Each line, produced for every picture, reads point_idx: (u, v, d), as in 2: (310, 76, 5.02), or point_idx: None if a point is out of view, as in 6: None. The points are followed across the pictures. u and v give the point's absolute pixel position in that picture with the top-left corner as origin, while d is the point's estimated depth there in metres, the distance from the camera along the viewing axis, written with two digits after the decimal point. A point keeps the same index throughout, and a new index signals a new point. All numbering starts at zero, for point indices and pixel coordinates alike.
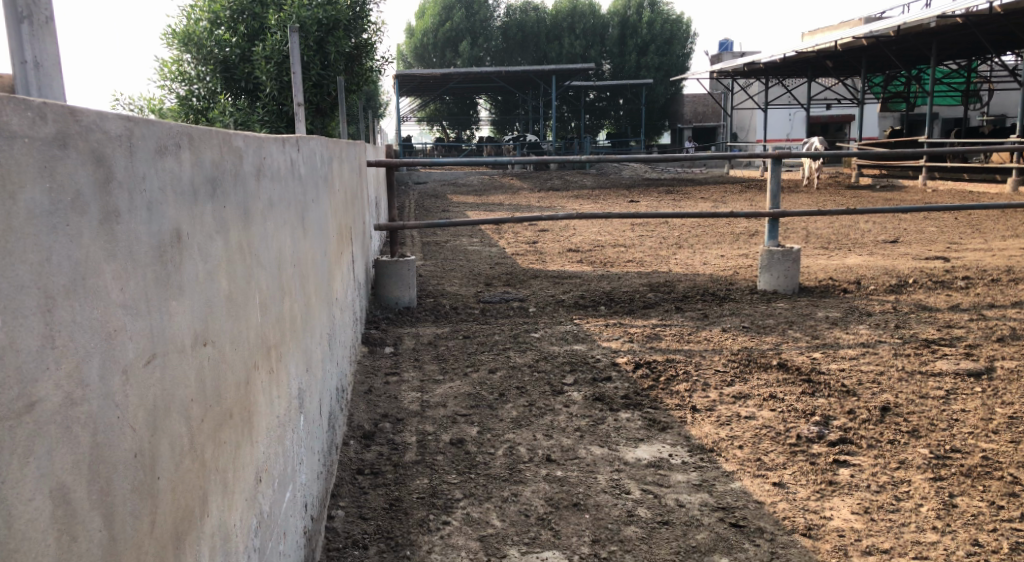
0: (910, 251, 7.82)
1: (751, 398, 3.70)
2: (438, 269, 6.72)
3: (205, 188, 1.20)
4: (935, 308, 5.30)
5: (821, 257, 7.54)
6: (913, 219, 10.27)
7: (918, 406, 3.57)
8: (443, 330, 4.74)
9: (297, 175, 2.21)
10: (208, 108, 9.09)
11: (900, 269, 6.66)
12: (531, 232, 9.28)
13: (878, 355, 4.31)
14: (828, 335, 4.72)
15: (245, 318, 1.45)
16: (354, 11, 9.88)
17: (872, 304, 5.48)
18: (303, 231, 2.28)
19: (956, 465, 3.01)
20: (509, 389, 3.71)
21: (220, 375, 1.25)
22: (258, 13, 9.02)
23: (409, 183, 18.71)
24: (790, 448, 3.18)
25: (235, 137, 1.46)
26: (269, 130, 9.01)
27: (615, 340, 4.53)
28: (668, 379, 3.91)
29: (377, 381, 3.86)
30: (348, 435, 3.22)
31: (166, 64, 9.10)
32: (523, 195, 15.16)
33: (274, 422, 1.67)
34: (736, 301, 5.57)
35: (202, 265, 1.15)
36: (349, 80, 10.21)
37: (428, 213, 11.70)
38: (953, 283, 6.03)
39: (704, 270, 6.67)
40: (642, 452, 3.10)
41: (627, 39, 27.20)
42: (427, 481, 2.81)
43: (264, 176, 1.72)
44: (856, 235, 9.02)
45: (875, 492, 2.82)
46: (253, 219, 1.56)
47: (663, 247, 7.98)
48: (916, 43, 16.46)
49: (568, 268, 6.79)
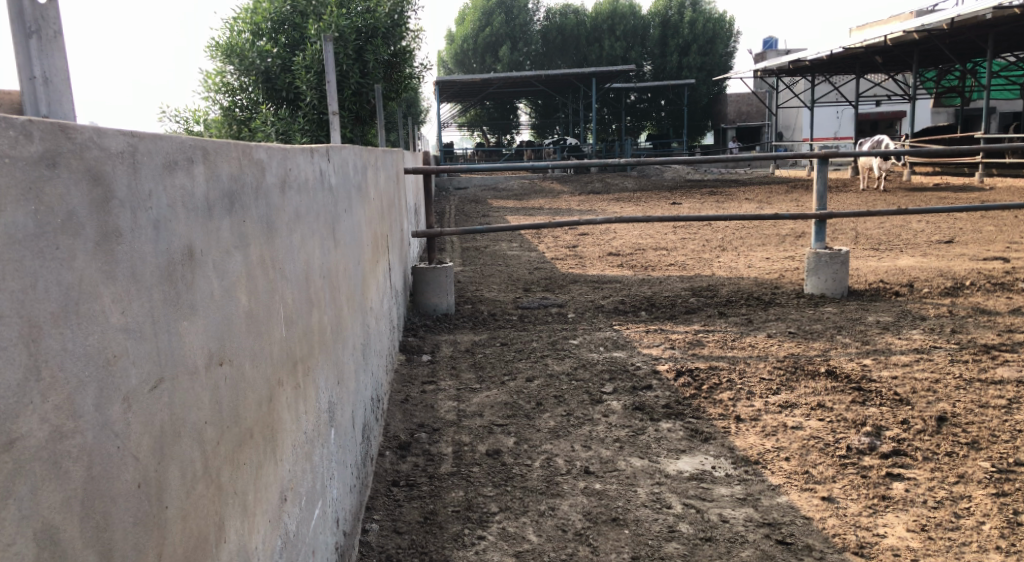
0: (965, 252, 7.57)
1: (798, 407, 3.59)
2: (477, 275, 6.69)
3: (222, 203, 1.17)
4: (993, 312, 5.11)
5: (871, 259, 7.35)
6: (968, 218, 9.97)
7: (977, 417, 3.43)
8: (481, 337, 4.70)
9: (327, 186, 2.19)
10: (251, 118, 9.25)
11: (955, 271, 6.44)
12: (572, 236, 9.21)
13: (932, 362, 4.16)
14: (879, 340, 4.57)
15: (269, 333, 1.41)
16: (394, 18, 9.91)
17: (926, 307, 5.30)
18: (334, 242, 2.25)
19: (1019, 480, 2.87)
20: (548, 398, 3.65)
21: (241, 393, 1.21)
22: (298, 24, 9.09)
23: (451, 188, 18.75)
24: (840, 461, 3.06)
25: (258, 150, 1.43)
26: (310, 139, 9.08)
27: (657, 347, 4.44)
28: (711, 387, 3.81)
29: (414, 390, 3.82)
30: (383, 445, 3.19)
31: (210, 75, 9.24)
32: (564, 199, 15.11)
33: (302, 438, 1.63)
34: (782, 305, 5.43)
35: (219, 282, 1.12)
36: (388, 87, 10.26)
37: (469, 219, 11.69)
38: (1013, 285, 5.80)
39: (748, 274, 6.54)
40: (685, 464, 3.02)
41: (668, 40, 26.96)
42: (463, 494, 2.76)
43: (291, 188, 1.69)
44: (908, 235, 8.77)
45: (932, 508, 2.70)
46: (278, 231, 1.53)
47: (706, 250, 7.84)
48: (968, 37, 16.00)
49: (609, 272, 6.72)
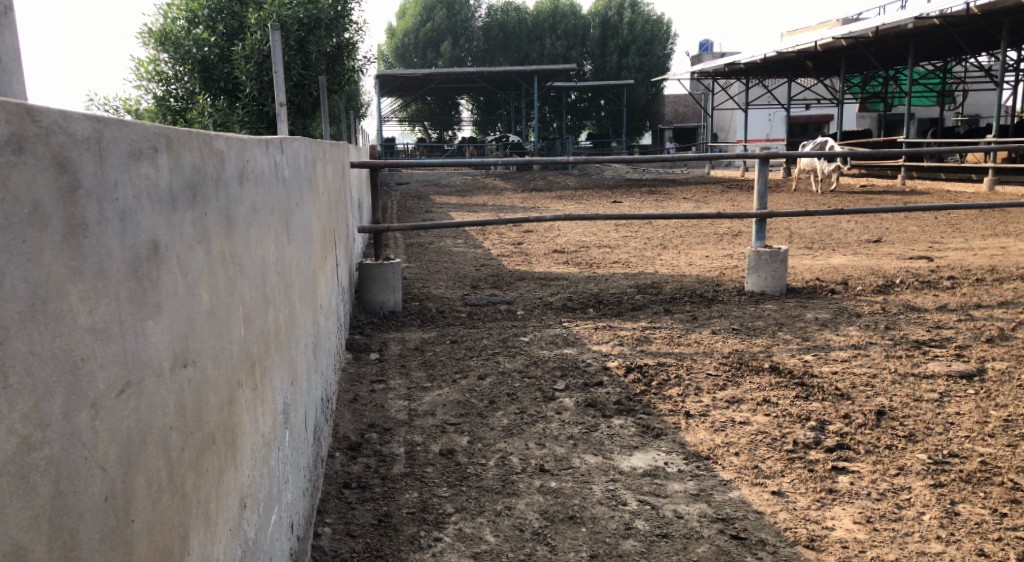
0: (893, 251, 7.82)
1: (745, 403, 3.63)
2: (422, 272, 6.62)
3: (184, 195, 1.10)
4: (923, 309, 5.27)
5: (806, 257, 7.52)
6: (894, 218, 10.30)
7: (913, 410, 3.52)
8: (430, 335, 4.64)
9: (280, 178, 2.11)
10: (186, 109, 8.96)
11: (886, 269, 6.64)
12: (516, 233, 9.20)
13: (869, 357, 4.26)
14: (818, 336, 4.67)
15: (229, 333, 1.35)
16: (336, 10, 9.77)
17: (861, 304, 5.44)
18: (287, 238, 2.18)
19: (955, 470, 2.95)
20: (500, 396, 3.62)
21: (203, 396, 1.15)
22: (236, 12, 8.86)
23: (391, 183, 18.55)
24: (787, 455, 3.11)
25: (217, 140, 1.36)
26: (249, 131, 8.86)
27: (606, 343, 4.45)
28: (660, 383, 3.83)
29: (363, 389, 3.75)
30: (333, 447, 3.12)
31: (142, 63, 8.93)
32: (506, 196, 15.09)
33: (259, 441, 1.57)
34: (724, 302, 5.50)
35: (182, 278, 1.06)
36: (330, 79, 10.10)
37: (410, 215, 11.58)
38: (939, 282, 6.00)
39: (690, 271, 6.61)
40: (637, 460, 3.02)
41: (608, 40, 27.18)
42: (417, 495, 2.71)
43: (248, 180, 1.62)
44: (839, 235, 9.01)
45: (876, 500, 2.76)
46: (237, 225, 1.46)
47: (649, 248, 7.92)
48: (895, 44, 16.54)
49: (555, 269, 6.72)
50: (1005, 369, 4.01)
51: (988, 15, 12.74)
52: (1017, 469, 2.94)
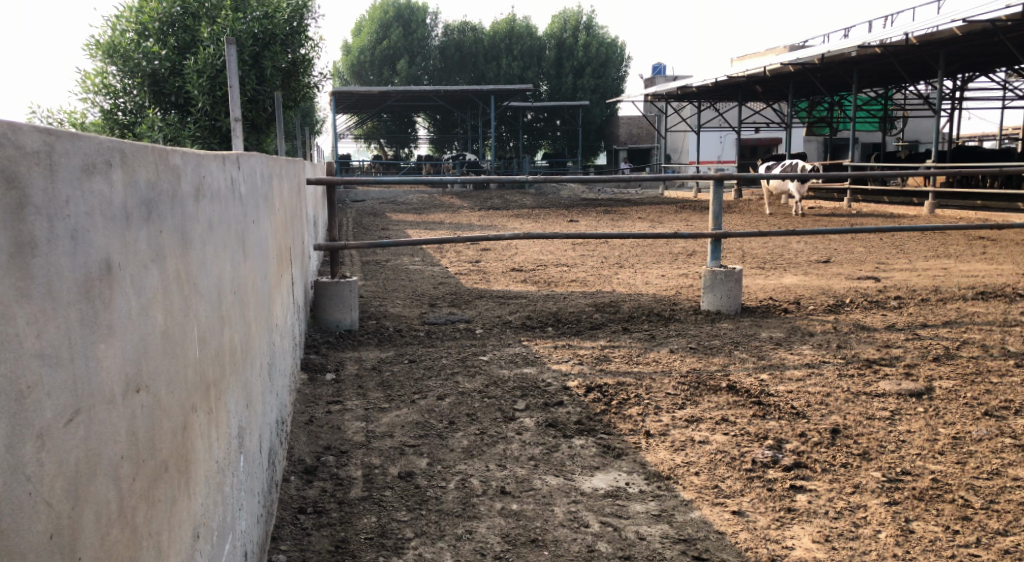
0: (842, 271, 7.98)
1: (703, 421, 3.64)
2: (379, 290, 6.54)
3: (139, 212, 1.05)
4: (872, 328, 5.36)
5: (758, 277, 7.62)
6: (842, 239, 10.52)
7: (867, 428, 3.56)
8: (387, 354, 4.58)
9: (236, 195, 2.05)
10: (135, 122, 8.76)
11: (836, 288, 6.76)
12: (473, 251, 9.18)
13: (823, 376, 4.31)
14: (773, 355, 4.71)
15: (183, 356, 1.28)
16: (291, 26, 9.71)
17: (813, 324, 5.51)
18: (243, 256, 2.12)
19: (909, 488, 2.98)
20: (460, 417, 3.57)
21: (156, 422, 1.09)
22: (188, 26, 8.73)
23: (346, 201, 18.40)
24: (746, 474, 3.11)
25: (173, 155, 1.30)
26: (201, 146, 8.72)
27: (566, 363, 4.43)
28: (620, 403, 3.82)
29: (319, 411, 3.67)
30: (288, 471, 3.03)
31: (90, 76, 8.73)
32: (463, 214, 15.07)
33: (213, 468, 1.50)
34: (681, 321, 5.53)
35: (136, 299, 1.00)
36: (285, 95, 10.02)
37: (366, 232, 11.48)
38: (887, 302, 6.12)
39: (647, 290, 6.65)
40: (598, 481, 3.00)
41: (563, 61, 27.44)
42: (375, 519, 2.65)
43: (204, 198, 1.56)
44: (789, 255, 9.16)
45: (834, 519, 2.77)
46: (192, 244, 1.40)
47: (605, 267, 7.95)
48: (841, 71, 16.97)
49: (512, 288, 6.70)
50: (953, 388, 4.08)
51: (929, 44, 13.15)
52: (968, 486, 2.98)
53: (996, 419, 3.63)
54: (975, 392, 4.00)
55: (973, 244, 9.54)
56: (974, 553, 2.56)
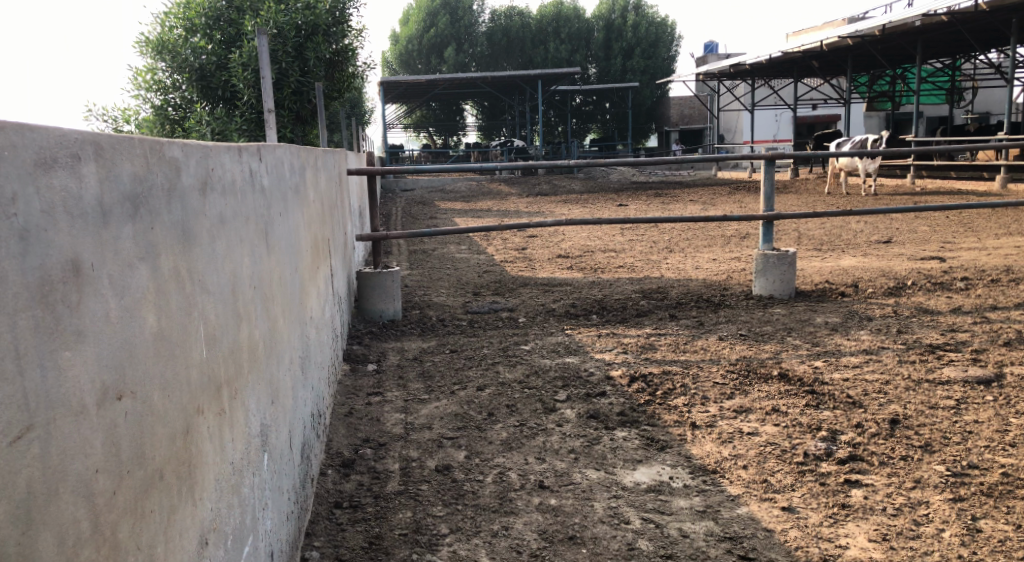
0: (904, 251, 7.67)
1: (753, 412, 3.50)
2: (424, 279, 6.51)
3: (122, 207, 1.02)
4: (936, 311, 5.13)
5: (815, 260, 7.38)
6: (904, 218, 10.14)
7: (928, 418, 3.38)
8: (429, 344, 4.53)
9: (259, 187, 2.02)
10: (184, 117, 8.90)
11: (897, 270, 6.49)
12: (520, 238, 9.09)
13: (881, 363, 4.13)
14: (829, 341, 4.53)
15: (187, 356, 1.25)
16: (334, 16, 9.73)
17: (872, 308, 5.29)
18: (268, 250, 2.08)
19: (975, 483, 2.82)
20: (500, 409, 3.50)
21: (151, 428, 1.06)
22: (234, 20, 8.82)
23: (396, 191, 18.49)
24: (798, 468, 2.98)
25: (171, 146, 1.27)
26: (248, 140, 8.81)
27: (609, 352, 4.33)
28: (665, 393, 3.71)
29: (358, 402, 3.64)
30: (325, 464, 3.01)
31: (140, 73, 8.89)
32: (512, 200, 15.02)
33: (228, 470, 1.46)
34: (731, 307, 5.37)
35: (117, 298, 0.97)
36: (330, 86, 10.06)
37: (415, 221, 11.47)
38: (953, 284, 5.85)
39: (697, 275, 6.49)
40: (641, 476, 2.90)
41: (612, 43, 27.10)
42: (410, 515, 2.60)
43: (215, 190, 1.52)
44: (848, 236, 8.85)
45: (892, 516, 2.63)
46: (199, 238, 1.36)
47: (654, 251, 7.78)
48: (901, 43, 16.39)
49: (559, 275, 6.61)
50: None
51: (997, 10, 12.58)
52: None
53: None
54: None
55: None
56: None
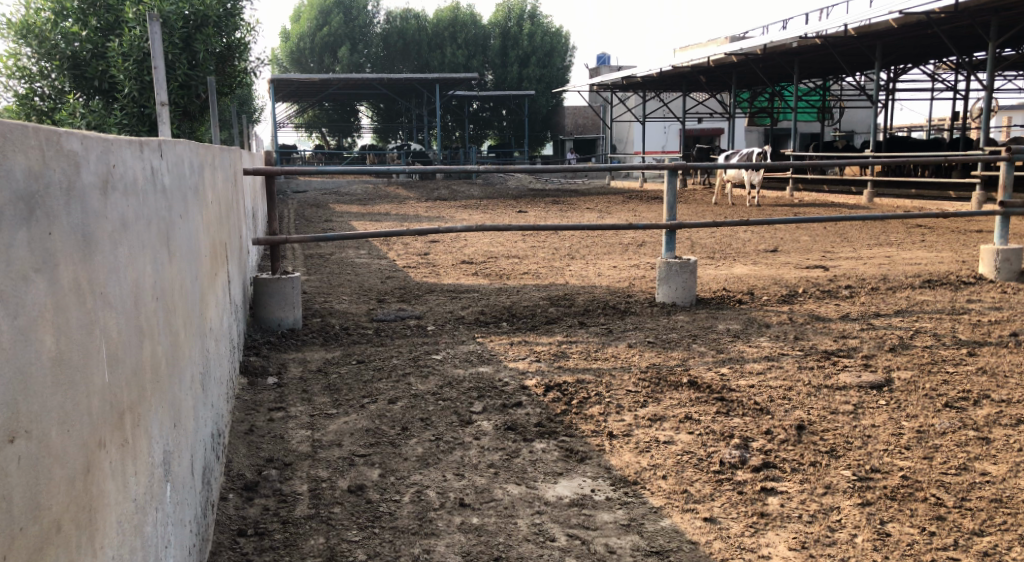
0: (791, 260, 7.94)
1: (667, 420, 3.48)
2: (324, 285, 6.27)
3: (15, 209, 0.85)
4: (827, 318, 5.29)
5: (710, 267, 7.54)
6: (788, 228, 10.53)
7: (832, 423, 3.45)
8: (333, 355, 4.33)
9: (159, 187, 1.81)
10: (55, 109, 8.34)
11: (788, 278, 6.70)
12: (421, 243, 8.95)
13: (783, 369, 4.20)
14: (732, 348, 4.59)
15: (87, 384, 1.07)
16: (225, 8, 9.40)
17: (769, 315, 5.42)
18: (167, 257, 1.87)
19: (880, 487, 2.87)
20: (413, 422, 3.35)
21: (49, 474, 0.90)
22: (112, 6, 8.39)
23: (288, 193, 17.96)
24: (714, 477, 2.95)
25: (68, 137, 1.09)
26: (129, 134, 8.36)
27: (522, 360, 4.25)
28: (580, 402, 3.65)
29: (260, 419, 3.42)
30: (226, 487, 2.79)
31: (3, 58, 8.28)
32: (409, 205, 14.84)
33: (129, 510, 1.27)
34: (637, 314, 5.39)
35: (8, 319, 0.82)
36: (220, 81, 9.70)
37: (309, 224, 11.15)
38: (839, 292, 6.07)
39: (600, 282, 6.51)
40: (563, 489, 2.81)
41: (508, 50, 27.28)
42: (323, 541, 2.43)
43: (115, 189, 1.34)
44: (737, 244, 9.11)
45: (808, 523, 2.63)
46: (99, 244, 1.18)
47: (556, 258, 7.79)
48: (780, 62, 17.12)
49: (462, 281, 6.49)
50: (911, 379, 4.01)
51: (866, 36, 13.32)
52: (939, 483, 2.88)
53: (956, 411, 3.56)
54: (934, 383, 3.93)
55: (912, 233, 9.64)
56: (953, 556, 2.44)
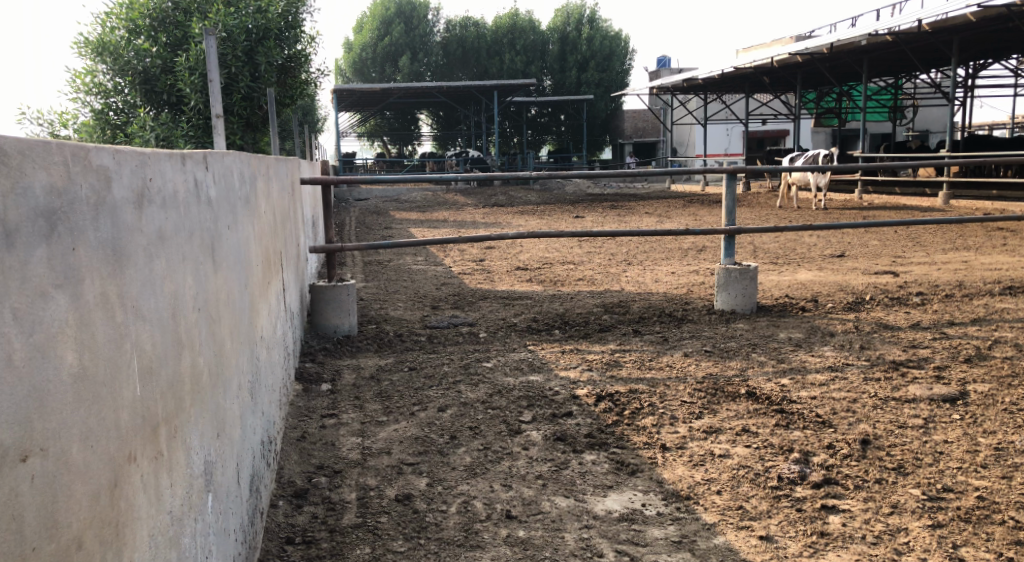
0: (859, 265, 7.70)
1: (723, 433, 3.39)
2: (380, 292, 6.31)
3: (32, 226, 0.88)
4: (897, 327, 5.09)
5: (773, 273, 7.36)
6: (856, 232, 10.22)
7: (899, 438, 3.30)
8: (386, 362, 4.34)
9: (205, 198, 1.83)
10: (127, 122, 8.59)
11: (854, 285, 6.49)
12: (478, 250, 8.95)
13: (848, 380, 4.06)
14: (794, 358, 4.45)
15: (117, 398, 1.08)
16: (287, 20, 9.56)
17: (834, 323, 5.24)
18: (213, 268, 1.89)
19: (952, 508, 2.73)
20: (462, 431, 3.33)
21: (64, 491, 0.91)
22: (180, 22, 8.62)
23: (350, 200, 18.20)
24: (772, 493, 2.85)
25: (100, 153, 1.10)
26: (195, 145, 8.55)
27: (574, 369, 4.19)
28: (633, 413, 3.58)
29: (312, 425, 3.44)
30: (276, 494, 2.81)
31: (79, 75, 8.57)
32: (467, 211, 14.90)
33: (165, 522, 1.28)
34: (695, 322, 5.28)
35: (20, 336, 0.84)
36: (281, 92, 9.88)
37: (368, 231, 11.24)
38: (910, 299, 5.85)
39: (657, 288, 6.41)
40: (613, 503, 2.75)
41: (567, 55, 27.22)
42: (368, 550, 2.42)
43: (154, 202, 1.35)
44: (802, 250, 8.87)
45: (873, 545, 2.51)
46: (134, 258, 1.19)
47: (613, 264, 7.70)
48: (848, 61, 16.68)
49: (517, 288, 6.46)
50: (988, 392, 3.82)
51: (940, 32, 12.88)
52: (1017, 505, 2.73)
53: None
54: (1013, 397, 3.74)
55: (990, 237, 9.25)
56: None
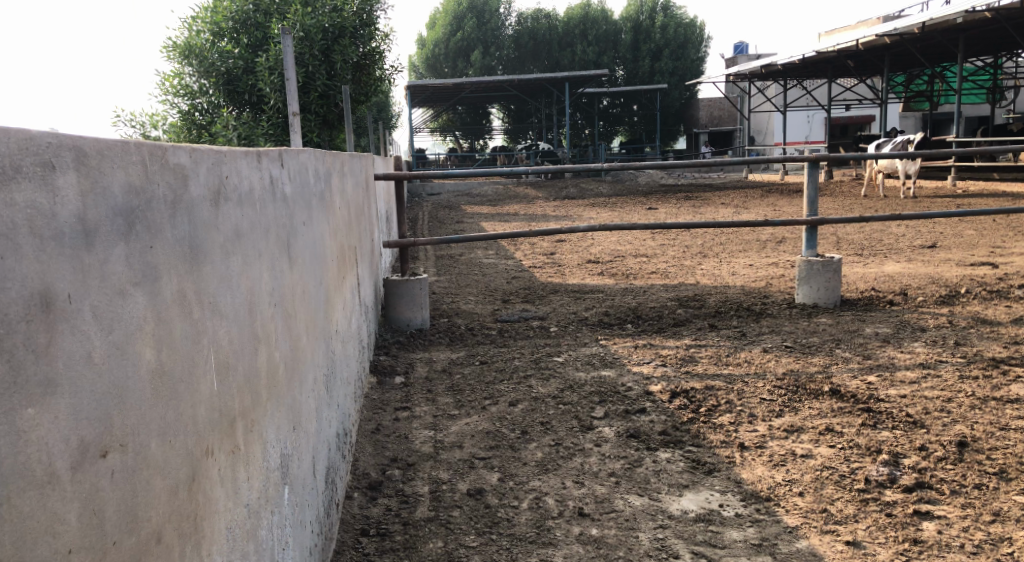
0: (952, 256, 7.37)
1: (805, 432, 3.29)
2: (452, 286, 6.35)
3: (112, 225, 0.90)
4: (996, 322, 4.85)
5: (859, 265, 7.12)
6: (949, 221, 9.79)
7: (1000, 441, 3.15)
8: (458, 355, 4.37)
9: (279, 194, 1.85)
10: (211, 122, 8.87)
11: (947, 277, 6.22)
12: (550, 243, 8.92)
13: (941, 378, 3.89)
14: (881, 354, 4.29)
15: (195, 393, 1.10)
16: (362, 18, 9.69)
17: (925, 318, 5.03)
18: (287, 264, 1.90)
19: None
20: (534, 426, 3.32)
21: (144, 488, 0.93)
22: (261, 23, 8.83)
23: (423, 195, 18.40)
24: (859, 496, 2.75)
25: (176, 152, 1.11)
26: (275, 143, 8.75)
27: (647, 364, 4.13)
28: (709, 410, 3.50)
29: (386, 417, 3.49)
30: (351, 485, 2.85)
31: (167, 78, 8.86)
32: (538, 205, 14.91)
33: (241, 515, 1.30)
34: (774, 316, 5.14)
35: (102, 335, 0.86)
36: (356, 88, 10.02)
37: (441, 226, 11.33)
38: (1010, 292, 5.57)
39: (734, 282, 6.28)
40: (689, 503, 2.70)
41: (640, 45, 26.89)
42: (442, 545, 2.43)
43: (229, 200, 1.37)
44: (890, 240, 8.56)
45: (971, 554, 2.40)
46: (211, 255, 1.21)
47: (688, 257, 7.57)
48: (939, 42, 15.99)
49: (591, 281, 6.41)
50: None
51: None
52: None
53: None
54: None
55: None
56: None
